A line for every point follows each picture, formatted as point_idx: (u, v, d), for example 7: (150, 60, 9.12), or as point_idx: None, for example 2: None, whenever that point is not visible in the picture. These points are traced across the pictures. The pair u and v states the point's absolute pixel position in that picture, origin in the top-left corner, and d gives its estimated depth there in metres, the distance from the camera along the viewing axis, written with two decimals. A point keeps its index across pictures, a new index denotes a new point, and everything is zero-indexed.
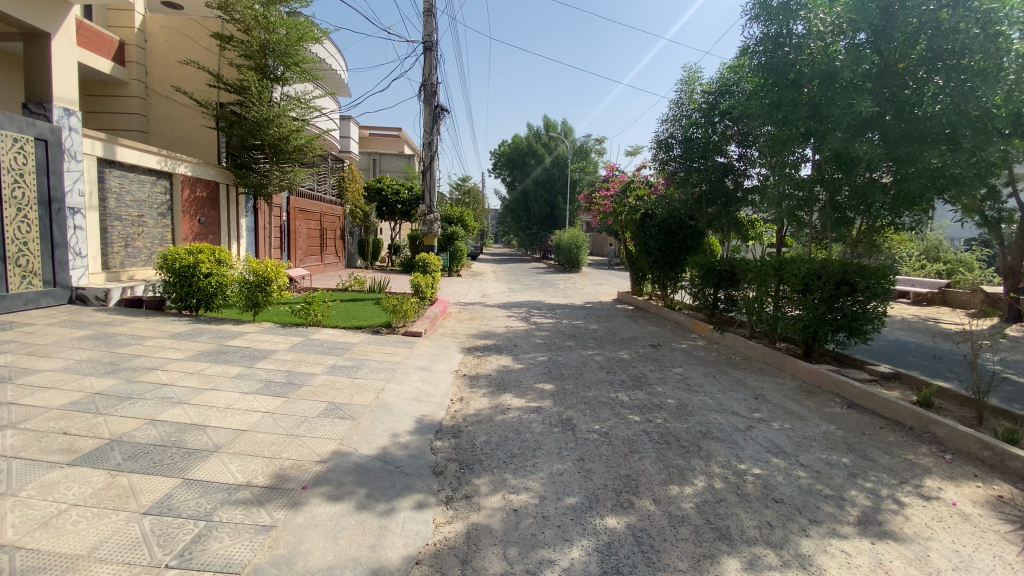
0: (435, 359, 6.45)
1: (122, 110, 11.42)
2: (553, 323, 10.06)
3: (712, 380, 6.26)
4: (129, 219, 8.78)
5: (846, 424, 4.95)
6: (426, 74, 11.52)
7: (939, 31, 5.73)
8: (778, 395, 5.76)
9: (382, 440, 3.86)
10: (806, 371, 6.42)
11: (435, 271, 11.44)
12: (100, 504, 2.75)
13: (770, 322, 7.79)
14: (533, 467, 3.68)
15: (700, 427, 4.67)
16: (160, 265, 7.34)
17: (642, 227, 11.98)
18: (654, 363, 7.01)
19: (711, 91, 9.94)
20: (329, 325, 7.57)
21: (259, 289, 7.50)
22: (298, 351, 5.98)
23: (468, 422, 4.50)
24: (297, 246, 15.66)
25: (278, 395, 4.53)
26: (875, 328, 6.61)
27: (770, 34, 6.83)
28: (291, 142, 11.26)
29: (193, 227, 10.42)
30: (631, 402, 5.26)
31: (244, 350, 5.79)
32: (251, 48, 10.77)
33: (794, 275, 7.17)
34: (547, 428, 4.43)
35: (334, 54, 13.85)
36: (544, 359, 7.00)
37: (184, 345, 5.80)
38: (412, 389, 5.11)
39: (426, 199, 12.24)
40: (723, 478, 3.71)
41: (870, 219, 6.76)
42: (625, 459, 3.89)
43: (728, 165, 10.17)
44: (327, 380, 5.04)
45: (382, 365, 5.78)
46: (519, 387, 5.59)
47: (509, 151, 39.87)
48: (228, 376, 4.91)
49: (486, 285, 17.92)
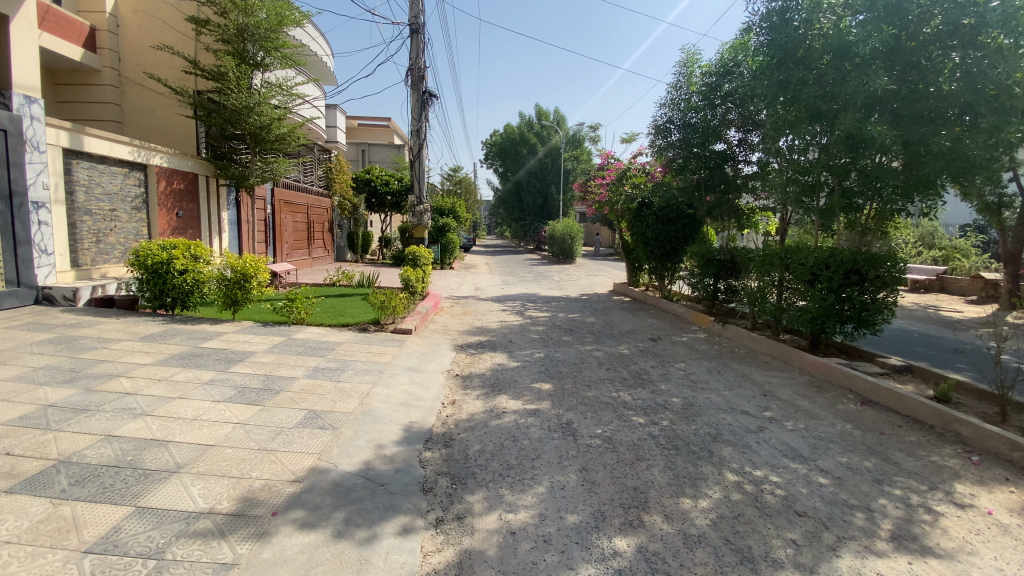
0: (425, 358, 6.08)
1: (94, 99, 10.85)
2: (548, 316, 9.72)
3: (717, 375, 5.95)
4: (100, 213, 8.28)
5: (863, 423, 4.66)
6: (412, 58, 11.03)
7: (954, 4, 5.34)
8: (787, 391, 5.46)
9: (365, 453, 3.51)
10: (814, 364, 6.13)
11: (425, 264, 11.02)
12: (36, 541, 2.39)
13: (773, 313, 7.51)
14: (532, 479, 3.36)
15: (710, 429, 4.36)
16: (132, 262, 6.90)
17: (639, 216, 11.62)
18: (656, 359, 6.69)
19: (712, 72, 9.52)
20: (313, 323, 7.17)
21: (239, 286, 7.09)
22: (278, 352, 5.59)
23: (461, 429, 4.15)
24: (283, 240, 15.21)
25: (251, 403, 4.15)
26: (885, 319, 6.34)
27: (776, 10, 6.48)
28: (273, 132, 10.73)
29: (171, 221, 9.93)
30: (635, 402, 4.93)
31: (219, 353, 5.39)
32: (229, 32, 10.22)
33: (800, 265, 6.85)
34: (546, 434, 4.08)
35: (317, 37, 13.28)
36: (541, 355, 6.66)
37: (155, 348, 5.39)
38: (400, 393, 4.74)
39: (416, 189, 11.79)
40: (739, 488, 3.39)
41: (881, 206, 6.44)
42: (632, 469, 3.57)
43: (727, 151, 9.88)
44: (308, 385, 4.66)
45: (368, 366, 5.41)
46: (516, 388, 5.25)
47: (502, 141, 39.33)
48: (200, 382, 4.52)
49: (479, 278, 17.55)
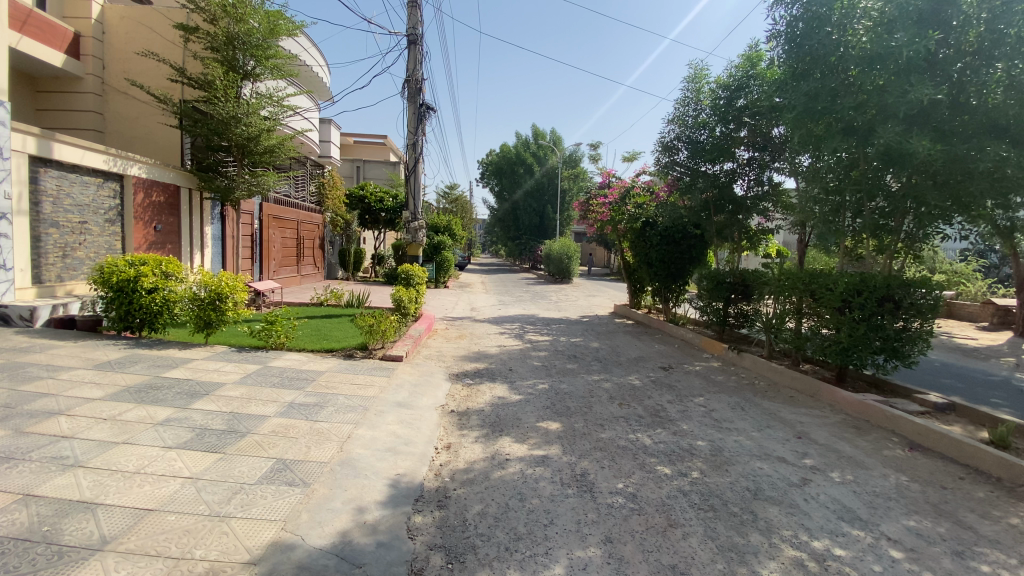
0: (417, 391, 5.43)
1: (73, 106, 10.28)
2: (550, 341, 9.11)
3: (742, 413, 5.35)
4: (69, 225, 7.63)
5: (917, 474, 4.09)
6: (409, 69, 10.63)
7: (1000, 11, 4.92)
8: (823, 433, 4.87)
9: (341, 521, 2.86)
10: (847, 402, 5.55)
11: (419, 283, 10.38)
12: None
13: (794, 342, 6.89)
14: (548, 557, 2.73)
15: (748, 482, 3.75)
16: (95, 280, 6.23)
17: (643, 236, 10.90)
18: (671, 392, 6.05)
19: (725, 87, 9.00)
20: (294, 348, 6.54)
21: (214, 307, 6.48)
22: (250, 385, 4.91)
23: (458, 484, 3.51)
24: (270, 257, 14.59)
25: (209, 451, 3.49)
26: (920, 351, 5.82)
27: (802, 15, 5.90)
28: (262, 143, 10.20)
29: (148, 235, 9.28)
30: (657, 447, 4.31)
31: (182, 385, 4.72)
32: (217, 39, 9.75)
33: (827, 290, 6.26)
34: (558, 490, 3.45)
35: (309, 48, 12.84)
36: (545, 387, 6.03)
37: (109, 379, 4.71)
38: (386, 436, 4.09)
39: (410, 205, 11.26)
40: (801, 567, 2.77)
41: (914, 229, 5.98)
42: (666, 540, 2.94)
43: (736, 169, 9.41)
44: (280, 426, 4.01)
45: (351, 402, 4.75)
46: (519, 428, 4.61)
47: (498, 160, 39.18)
48: (153, 423, 3.84)
49: (475, 298, 16.95)
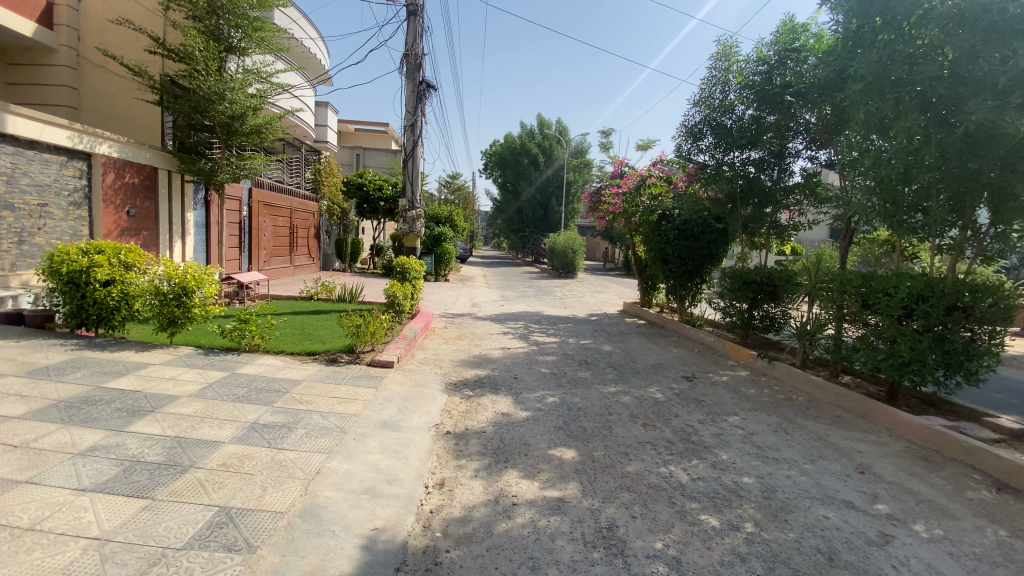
0: (407, 407, 4.64)
1: (44, 79, 9.48)
2: (557, 343, 8.32)
3: (787, 438, 4.56)
4: (26, 207, 6.86)
5: (1019, 526, 3.29)
6: (408, 42, 9.75)
7: None
8: (889, 466, 4.08)
9: None
10: (910, 427, 4.74)
11: (416, 278, 9.58)
12: None
13: (838, 352, 6.05)
14: None
15: (818, 541, 2.96)
16: (45, 270, 5.47)
17: (659, 230, 10.11)
18: (700, 409, 5.27)
19: (763, 62, 8.02)
20: (270, 351, 5.78)
21: (178, 303, 5.70)
22: (209, 399, 4.14)
23: (452, 542, 2.73)
24: (260, 246, 13.84)
25: (134, 495, 2.72)
26: (989, 368, 4.98)
27: None
28: (248, 122, 9.30)
29: (120, 220, 8.51)
30: (697, 486, 3.53)
31: (125, 400, 3.94)
32: (199, 7, 8.85)
33: (884, 296, 5.41)
34: (581, 553, 2.67)
35: (300, 20, 12.00)
36: (556, 401, 5.23)
37: (39, 390, 3.94)
38: (365, 470, 3.33)
39: (408, 192, 10.41)
40: None
41: (988, 227, 5.13)
42: None
43: (765, 158, 8.57)
44: (233, 458, 3.23)
45: (327, 423, 3.97)
46: (528, 456, 3.84)
47: (502, 150, 38.23)
48: (73, 453, 3.09)
49: (476, 293, 16.14)
